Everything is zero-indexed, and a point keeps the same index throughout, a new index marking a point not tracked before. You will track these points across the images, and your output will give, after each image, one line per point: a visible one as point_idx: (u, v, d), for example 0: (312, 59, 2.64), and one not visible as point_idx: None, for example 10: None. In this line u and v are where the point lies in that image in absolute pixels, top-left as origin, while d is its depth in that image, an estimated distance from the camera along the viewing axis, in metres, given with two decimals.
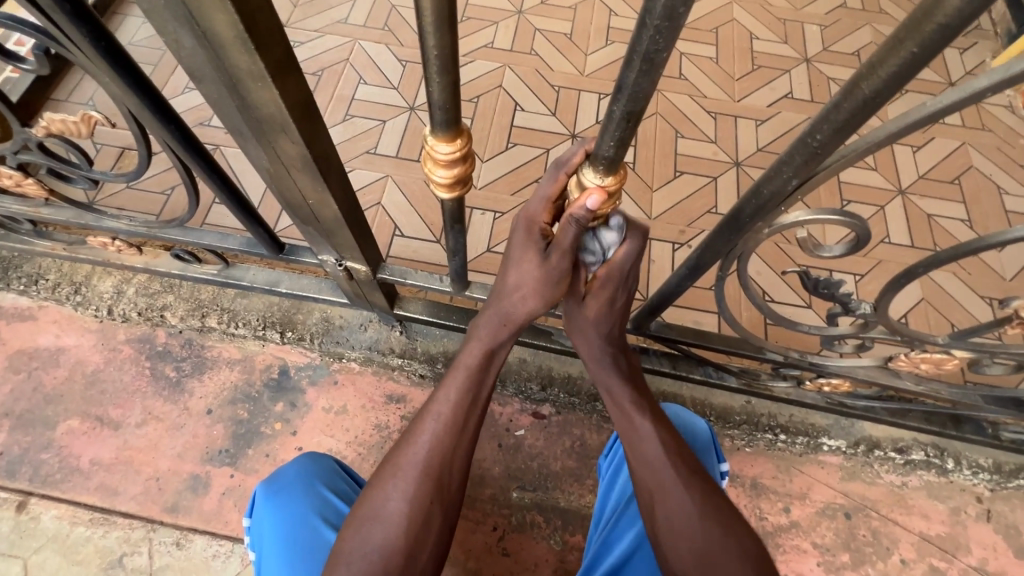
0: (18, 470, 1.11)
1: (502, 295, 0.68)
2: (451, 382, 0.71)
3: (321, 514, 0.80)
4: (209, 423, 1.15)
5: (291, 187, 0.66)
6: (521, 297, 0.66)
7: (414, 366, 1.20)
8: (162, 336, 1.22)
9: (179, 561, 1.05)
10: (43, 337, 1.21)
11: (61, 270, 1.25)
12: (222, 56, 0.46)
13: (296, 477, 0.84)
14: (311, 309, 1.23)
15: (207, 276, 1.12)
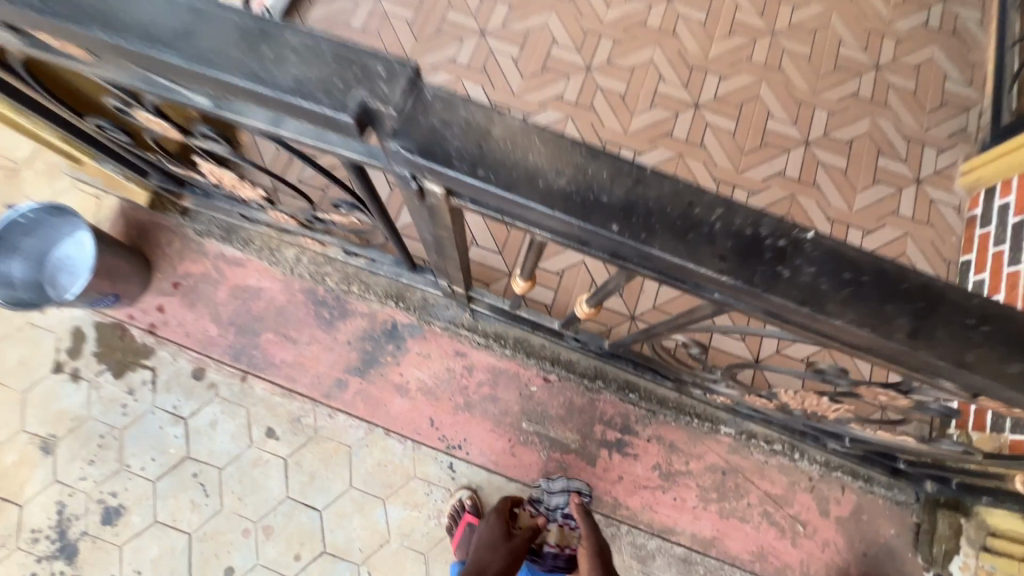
0: (239, 357, 1.89)
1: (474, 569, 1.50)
2: None
3: None
4: (349, 349, 1.90)
5: (443, 265, 1.31)
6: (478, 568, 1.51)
7: (475, 336, 1.89)
8: (321, 290, 1.93)
9: (330, 424, 1.84)
10: (251, 279, 1.95)
11: (262, 238, 1.95)
12: (439, 241, 1.10)
13: None
14: (415, 290, 1.90)
15: (361, 265, 1.79)
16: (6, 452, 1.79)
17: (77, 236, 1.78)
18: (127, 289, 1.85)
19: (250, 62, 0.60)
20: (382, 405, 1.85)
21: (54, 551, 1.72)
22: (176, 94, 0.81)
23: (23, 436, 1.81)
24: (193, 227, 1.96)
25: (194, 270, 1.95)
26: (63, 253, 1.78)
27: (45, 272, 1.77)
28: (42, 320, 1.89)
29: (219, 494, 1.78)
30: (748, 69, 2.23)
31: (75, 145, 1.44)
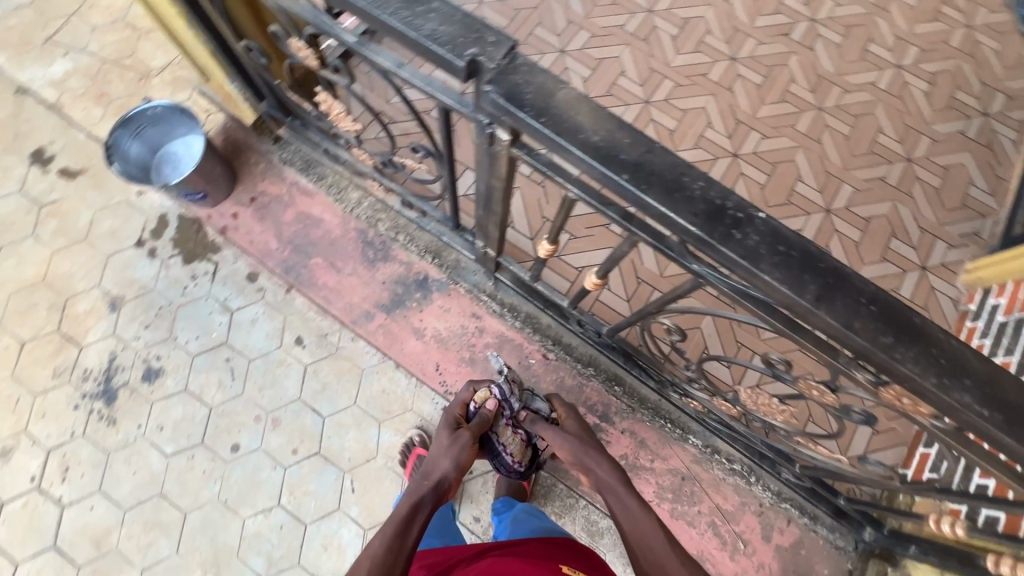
0: (288, 272, 2.16)
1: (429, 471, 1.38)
2: (383, 532, 1.17)
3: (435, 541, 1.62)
4: (382, 288, 2.14)
5: (486, 223, 1.56)
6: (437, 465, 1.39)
7: (492, 304, 2.12)
8: (372, 233, 2.20)
9: (350, 347, 2.09)
10: (315, 209, 2.22)
11: (334, 178, 2.24)
12: (489, 195, 1.35)
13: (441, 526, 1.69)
14: (452, 252, 2.16)
15: (412, 217, 2.06)
16: (79, 300, 2.07)
17: (187, 138, 2.12)
18: (213, 191, 2.13)
19: (405, 13, 0.87)
20: (399, 342, 2.09)
21: (97, 393, 1.98)
22: (336, 35, 1.10)
23: (97, 292, 2.09)
24: (279, 154, 2.26)
25: (270, 190, 2.23)
26: (171, 148, 2.12)
27: (152, 159, 2.10)
28: (137, 201, 2.20)
29: (243, 381, 2.03)
30: (789, 135, 2.47)
31: (217, 60, 1.76)
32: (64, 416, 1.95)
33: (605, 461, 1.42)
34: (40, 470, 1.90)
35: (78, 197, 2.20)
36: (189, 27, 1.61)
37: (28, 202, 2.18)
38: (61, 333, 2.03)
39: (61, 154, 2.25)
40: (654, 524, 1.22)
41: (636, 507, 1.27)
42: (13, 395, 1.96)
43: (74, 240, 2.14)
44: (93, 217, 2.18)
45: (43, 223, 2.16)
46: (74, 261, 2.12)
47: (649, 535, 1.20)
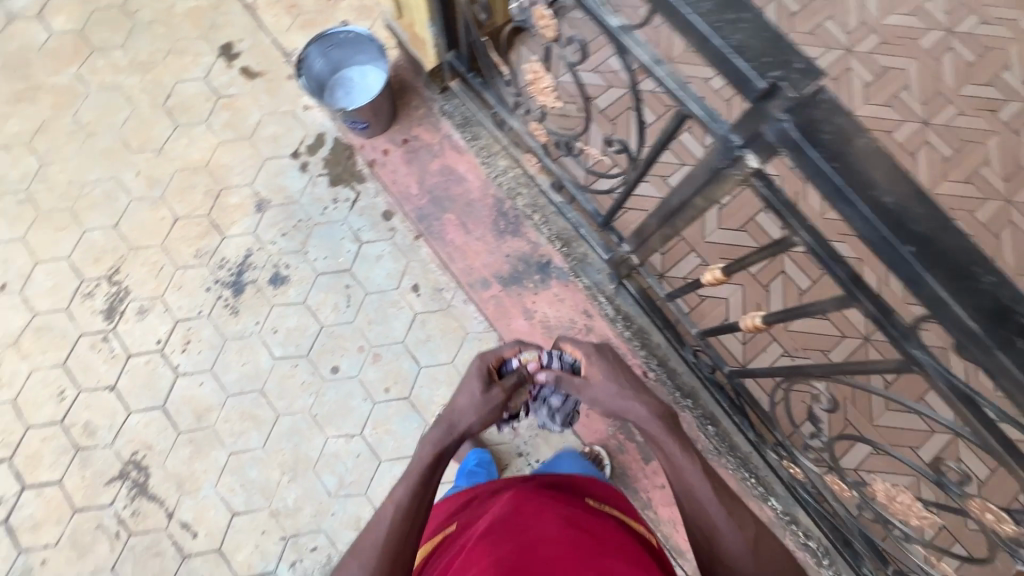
0: (421, 220, 2.20)
1: (448, 417, 1.27)
2: (402, 487, 1.18)
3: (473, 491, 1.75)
4: (504, 260, 2.16)
5: (651, 233, 1.52)
6: (464, 415, 1.27)
7: (607, 308, 2.10)
8: (509, 204, 2.20)
9: (461, 308, 2.12)
10: (461, 166, 2.25)
11: (487, 141, 2.25)
12: (681, 209, 1.30)
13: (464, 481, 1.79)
14: (581, 244, 2.14)
15: (558, 202, 2.06)
16: (232, 193, 2.20)
17: (365, 66, 2.17)
18: (373, 123, 2.19)
19: (714, 19, 0.84)
20: (507, 317, 2.10)
21: (228, 282, 2.12)
22: (602, 17, 1.08)
23: (248, 190, 2.21)
24: (441, 103, 2.28)
25: (423, 137, 2.27)
26: (348, 73, 2.18)
27: (330, 80, 2.17)
28: (302, 115, 2.30)
29: (356, 310, 2.11)
30: (966, 220, 2.26)
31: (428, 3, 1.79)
32: (196, 295, 2.10)
33: (641, 401, 1.28)
34: (166, 336, 2.06)
35: (252, 97, 2.32)
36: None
37: (209, 90, 2.32)
38: (210, 219, 2.18)
39: (247, 53, 2.37)
40: (706, 487, 1.18)
41: (690, 467, 1.21)
42: (159, 263, 2.13)
43: (240, 136, 2.27)
44: (261, 119, 2.29)
45: (217, 113, 2.29)
46: (236, 156, 2.25)
47: (706, 508, 1.16)
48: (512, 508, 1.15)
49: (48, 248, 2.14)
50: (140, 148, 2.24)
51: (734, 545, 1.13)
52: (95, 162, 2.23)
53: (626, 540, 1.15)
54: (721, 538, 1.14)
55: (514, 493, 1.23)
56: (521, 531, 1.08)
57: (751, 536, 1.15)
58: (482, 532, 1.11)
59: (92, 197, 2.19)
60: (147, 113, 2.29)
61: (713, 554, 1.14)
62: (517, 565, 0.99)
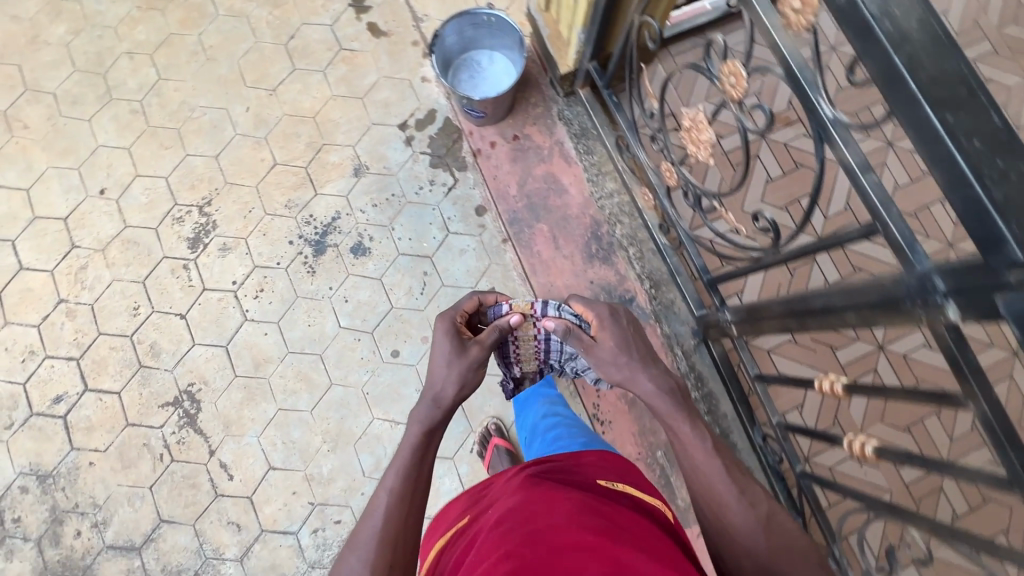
0: (513, 224, 2.12)
1: (429, 389, 1.21)
2: (390, 470, 1.09)
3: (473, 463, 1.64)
4: (587, 287, 2.07)
5: (769, 318, 1.42)
6: (445, 381, 1.21)
7: (680, 363, 2.01)
8: (606, 229, 2.10)
9: None
10: (566, 178, 2.15)
11: (600, 159, 2.13)
12: (822, 314, 1.19)
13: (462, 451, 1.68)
14: (672, 291, 2.04)
15: (661, 243, 1.95)
16: (334, 151, 2.17)
17: (488, 50, 2.09)
18: (490, 114, 2.10)
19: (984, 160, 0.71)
20: None
21: (312, 239, 2.11)
22: (814, 103, 0.96)
23: (350, 151, 2.17)
24: (560, 107, 2.18)
25: (535, 138, 2.18)
26: (470, 55, 2.09)
27: (451, 60, 2.07)
28: (419, 87, 2.23)
29: (429, 298, 2.07)
30: None
31: (591, 8, 1.67)
32: (279, 245, 2.10)
33: (647, 376, 1.21)
34: (242, 279, 2.08)
35: (373, 56, 2.25)
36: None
37: (332, 39, 2.26)
38: (307, 172, 2.15)
39: (377, 8, 2.29)
40: (720, 469, 1.06)
41: (697, 442, 1.10)
42: (250, 204, 2.13)
43: (353, 94, 2.22)
44: (377, 81, 2.23)
45: (336, 65, 2.24)
46: (345, 113, 2.20)
47: (719, 486, 1.04)
48: (520, 498, 1.00)
49: (150, 164, 2.16)
50: (255, 84, 2.22)
51: (742, 521, 1.01)
52: (209, 89, 2.22)
53: (654, 526, 1.00)
54: (736, 523, 1.01)
55: (522, 482, 1.07)
56: (530, 522, 0.91)
57: (764, 512, 1.02)
58: (490, 527, 0.96)
59: (200, 123, 2.19)
60: (268, 49, 2.25)
61: (733, 542, 1.00)
62: (525, 561, 0.83)
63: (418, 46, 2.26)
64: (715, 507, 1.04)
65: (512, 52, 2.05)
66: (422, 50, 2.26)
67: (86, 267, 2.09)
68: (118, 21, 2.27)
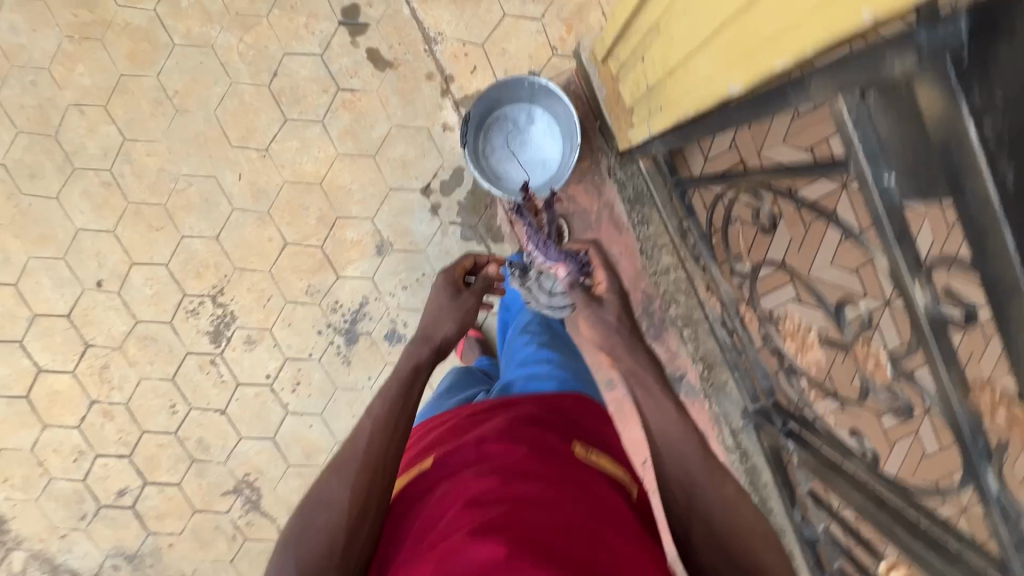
0: None
1: (424, 331, 1.30)
2: (381, 395, 1.13)
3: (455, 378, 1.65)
4: None
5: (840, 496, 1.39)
6: (442, 322, 1.32)
7: (727, 440, 2.04)
8: (658, 304, 1.96)
9: None
10: (615, 248, 1.92)
11: (656, 229, 1.85)
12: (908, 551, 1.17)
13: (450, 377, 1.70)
14: (725, 373, 1.95)
15: (722, 338, 1.81)
16: (350, 226, 1.89)
17: (523, 101, 1.68)
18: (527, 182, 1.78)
19: None
20: (624, 422, 2.05)
21: (342, 327, 1.96)
22: (978, 469, 0.82)
23: (368, 225, 1.90)
24: (608, 161, 1.87)
25: (581, 200, 1.89)
26: (503, 111, 1.69)
27: (483, 127, 1.70)
28: (438, 138, 1.85)
29: None
30: None
31: (662, 119, 1.29)
32: (308, 334, 1.97)
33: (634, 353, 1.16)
34: (276, 372, 1.99)
35: (379, 97, 1.82)
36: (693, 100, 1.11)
37: (326, 76, 1.81)
38: (324, 252, 1.91)
39: (376, 27, 1.79)
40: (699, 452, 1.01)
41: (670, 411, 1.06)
42: (267, 291, 1.93)
43: (362, 151, 1.85)
44: (389, 133, 1.84)
45: (336, 113, 1.83)
46: (356, 176, 1.87)
47: (688, 459, 1.01)
48: (510, 454, 0.96)
49: (143, 250, 1.90)
50: (242, 143, 1.84)
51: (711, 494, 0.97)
52: (189, 151, 1.85)
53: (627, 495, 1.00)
54: (702, 500, 0.97)
55: (506, 429, 1.05)
56: (516, 481, 0.89)
57: (733, 494, 0.97)
58: (477, 477, 0.91)
59: (188, 196, 1.87)
60: (249, 94, 1.81)
61: (693, 506, 0.97)
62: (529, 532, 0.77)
63: (435, 81, 1.82)
64: (682, 479, 0.99)
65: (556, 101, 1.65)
66: (439, 88, 1.83)
67: (109, 366, 1.97)
68: (50, 59, 1.79)
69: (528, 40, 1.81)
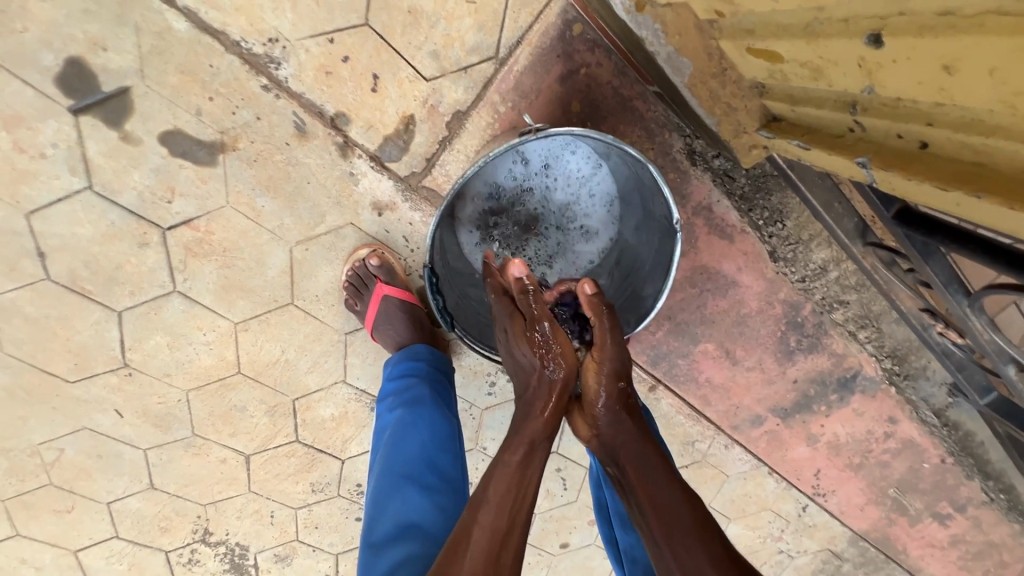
0: (658, 363, 1.29)
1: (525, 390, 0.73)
2: (496, 494, 0.66)
3: (402, 472, 0.83)
4: (790, 387, 1.39)
5: None
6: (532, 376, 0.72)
7: (927, 417, 1.52)
8: (808, 310, 1.24)
9: (720, 453, 1.51)
10: (728, 264, 1.15)
11: (800, 223, 1.08)
12: None
13: (378, 469, 0.86)
14: (924, 355, 1.35)
15: (937, 346, 1.13)
16: (319, 403, 1.19)
17: (568, 156, 0.88)
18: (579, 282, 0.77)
19: None
20: (784, 448, 1.52)
21: None
22: None
23: (342, 390, 1.18)
24: (686, 141, 0.99)
25: None
26: (524, 174, 0.88)
27: (474, 208, 0.89)
28: (376, 229, 1.01)
29: (578, 490, 1.49)
30: None
31: (982, 214, 0.44)
32: (346, 527, 1.41)
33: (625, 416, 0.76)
34: (335, 568, 1.46)
35: (242, 211, 0.95)
36: (798, 110, 0.62)
37: (127, 219, 0.93)
38: (306, 445, 1.25)
39: (154, 88, 0.86)
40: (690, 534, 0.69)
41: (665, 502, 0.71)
42: (263, 510, 1.34)
43: (269, 302, 1.04)
44: (294, 259, 1.01)
45: (189, 269, 0.99)
46: (284, 339, 1.09)
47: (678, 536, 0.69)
48: None
49: (73, 536, 1.30)
50: (84, 373, 1.07)
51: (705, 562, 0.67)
52: (21, 413, 1.11)
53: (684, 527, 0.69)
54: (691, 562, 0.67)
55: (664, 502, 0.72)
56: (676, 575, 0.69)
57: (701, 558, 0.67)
58: None
59: (74, 462, 1.19)
60: (31, 303, 0.99)
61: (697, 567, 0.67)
62: None
63: (318, 137, 0.92)
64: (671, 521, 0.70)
65: (624, 180, 0.87)
66: (332, 145, 0.93)
67: None
68: None
69: None
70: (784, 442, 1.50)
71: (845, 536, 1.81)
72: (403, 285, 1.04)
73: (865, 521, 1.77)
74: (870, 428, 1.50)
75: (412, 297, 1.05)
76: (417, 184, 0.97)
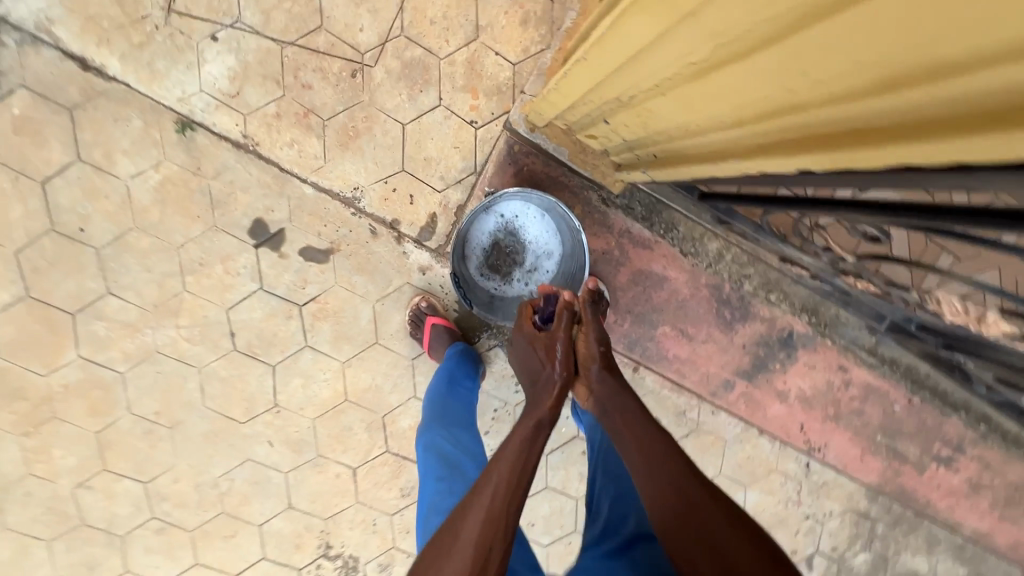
0: (633, 347, 1.78)
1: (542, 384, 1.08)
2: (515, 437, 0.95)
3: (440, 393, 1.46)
4: (743, 352, 1.82)
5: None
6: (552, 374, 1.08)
7: (873, 361, 1.89)
8: (727, 288, 1.75)
9: (710, 419, 1.90)
10: (655, 265, 1.70)
11: (690, 228, 1.68)
12: None
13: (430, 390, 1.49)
14: (832, 306, 1.81)
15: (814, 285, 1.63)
16: (401, 416, 1.71)
17: (525, 213, 1.51)
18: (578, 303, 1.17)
19: None
20: (762, 408, 1.89)
21: None
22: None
23: (415, 402, 1.70)
24: (599, 193, 1.63)
25: (595, 247, 1.66)
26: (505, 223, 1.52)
27: (476, 245, 1.51)
28: (423, 283, 1.63)
29: None
30: None
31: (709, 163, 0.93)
32: None
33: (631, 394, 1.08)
34: None
35: (344, 286, 1.60)
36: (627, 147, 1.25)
37: (280, 303, 1.59)
38: (395, 453, 1.74)
39: (294, 226, 1.56)
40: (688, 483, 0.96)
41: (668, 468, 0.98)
42: (368, 518, 1.78)
43: (363, 343, 1.64)
44: (376, 311, 1.63)
45: (315, 329, 1.61)
46: (374, 369, 1.66)
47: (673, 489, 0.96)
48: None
49: (234, 560, 1.75)
50: (251, 414, 1.65)
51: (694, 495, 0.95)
52: (209, 453, 1.67)
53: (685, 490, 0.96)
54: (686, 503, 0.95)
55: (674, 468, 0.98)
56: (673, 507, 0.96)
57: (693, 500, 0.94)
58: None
59: (240, 490, 1.71)
60: (223, 368, 1.61)
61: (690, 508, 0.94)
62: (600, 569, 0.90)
63: (383, 235, 1.60)
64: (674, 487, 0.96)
65: (557, 221, 1.50)
66: (392, 238, 1.60)
67: None
68: (26, 464, 1.61)
69: (443, 133, 1.56)
70: (760, 401, 1.88)
71: (861, 492, 2.04)
72: (444, 314, 1.62)
73: (872, 474, 2.02)
74: (825, 377, 1.88)
75: (451, 322, 1.63)
76: (443, 251, 1.62)
